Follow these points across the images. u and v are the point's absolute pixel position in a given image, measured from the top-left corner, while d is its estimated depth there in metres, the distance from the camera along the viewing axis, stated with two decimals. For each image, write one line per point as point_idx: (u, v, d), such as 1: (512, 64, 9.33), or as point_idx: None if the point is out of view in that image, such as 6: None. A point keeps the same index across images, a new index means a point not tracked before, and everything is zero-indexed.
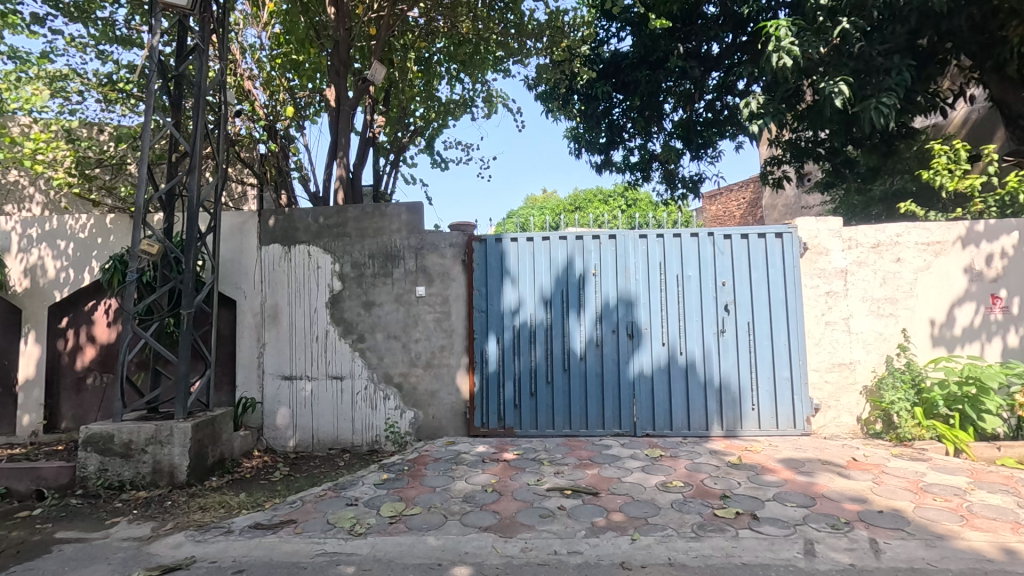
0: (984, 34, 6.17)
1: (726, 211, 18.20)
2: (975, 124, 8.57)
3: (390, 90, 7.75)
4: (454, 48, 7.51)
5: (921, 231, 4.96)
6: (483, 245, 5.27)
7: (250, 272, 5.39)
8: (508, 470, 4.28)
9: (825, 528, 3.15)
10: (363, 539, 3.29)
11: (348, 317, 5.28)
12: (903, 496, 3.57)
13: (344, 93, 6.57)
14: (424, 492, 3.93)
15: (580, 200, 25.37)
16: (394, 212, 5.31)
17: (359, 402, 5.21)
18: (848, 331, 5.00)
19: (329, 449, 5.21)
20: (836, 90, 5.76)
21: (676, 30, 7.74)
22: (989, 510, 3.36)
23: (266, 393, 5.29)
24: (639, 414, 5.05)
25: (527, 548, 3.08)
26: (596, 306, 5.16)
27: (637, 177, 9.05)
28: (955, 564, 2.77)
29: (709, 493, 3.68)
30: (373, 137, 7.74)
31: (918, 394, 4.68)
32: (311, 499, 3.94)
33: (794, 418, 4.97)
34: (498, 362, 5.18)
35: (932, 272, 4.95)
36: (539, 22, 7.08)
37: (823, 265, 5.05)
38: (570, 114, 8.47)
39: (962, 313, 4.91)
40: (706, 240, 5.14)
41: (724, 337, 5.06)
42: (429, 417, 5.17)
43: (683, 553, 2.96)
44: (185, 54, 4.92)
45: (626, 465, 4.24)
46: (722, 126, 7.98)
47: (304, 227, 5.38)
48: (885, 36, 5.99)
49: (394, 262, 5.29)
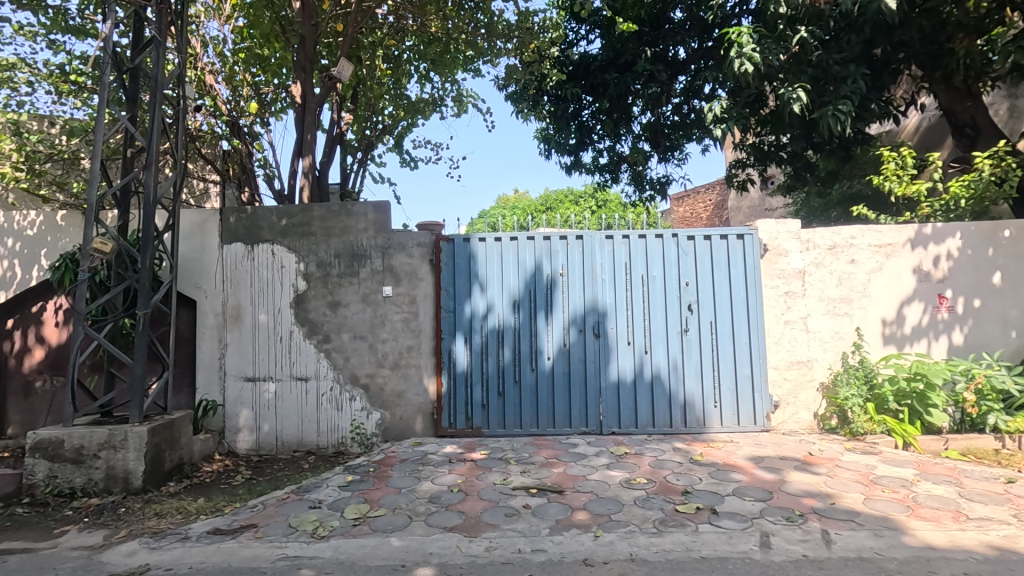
0: (933, 45, 6.48)
1: (693, 213, 18.56)
2: (926, 131, 8.98)
3: (358, 88, 7.75)
4: (424, 47, 7.50)
5: (873, 233, 5.17)
6: (451, 245, 5.26)
7: (210, 272, 5.25)
8: (474, 470, 4.28)
9: (780, 521, 3.26)
10: (326, 542, 3.25)
11: (313, 317, 5.20)
12: (854, 488, 3.72)
13: (310, 90, 6.46)
14: (390, 493, 3.90)
15: (551, 200, 25.46)
16: (360, 211, 5.25)
17: (325, 403, 5.13)
18: (805, 330, 5.17)
19: (293, 451, 5.12)
20: (794, 96, 5.95)
21: (644, 33, 7.86)
22: (933, 500, 3.53)
23: (228, 395, 5.16)
24: (605, 413, 5.11)
25: (491, 547, 3.09)
26: (564, 307, 5.20)
27: (606, 179, 9.15)
28: (901, 552, 2.89)
29: (672, 489, 3.76)
30: (340, 135, 7.62)
31: (870, 390, 4.88)
32: (273, 502, 3.87)
33: (755, 415, 5.11)
34: (466, 363, 5.18)
35: (884, 273, 5.15)
36: (508, 23, 7.12)
37: (782, 265, 5.21)
38: (540, 115, 8.48)
39: (911, 313, 5.13)
40: (671, 241, 5.24)
41: (688, 337, 5.16)
42: (396, 418, 5.13)
43: (644, 548, 3.01)
44: (141, 46, 4.78)
45: (592, 463, 4.29)
46: (689, 130, 8.10)
47: (268, 226, 5.27)
48: (842, 45, 6.24)
49: (361, 261, 5.23)
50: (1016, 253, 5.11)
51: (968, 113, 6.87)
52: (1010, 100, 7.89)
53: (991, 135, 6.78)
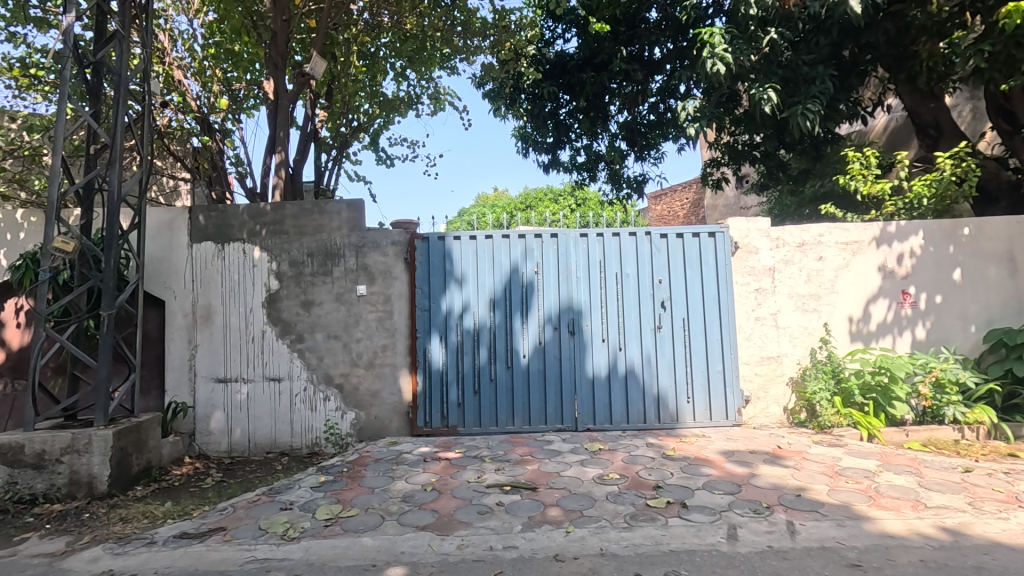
0: (898, 47, 6.61)
1: (671, 211, 18.77)
2: (893, 131, 9.24)
3: (332, 85, 7.59)
4: (400, 44, 7.45)
5: (840, 231, 5.30)
6: (426, 243, 5.23)
7: (179, 271, 5.14)
8: (449, 468, 4.27)
9: (747, 513, 3.32)
10: (296, 544, 3.22)
11: (286, 316, 5.13)
12: (820, 480, 3.81)
13: (282, 86, 6.36)
14: (363, 493, 3.88)
15: (531, 199, 25.50)
16: (334, 210, 5.19)
17: (298, 403, 5.07)
18: (775, 326, 5.27)
19: (266, 453, 5.05)
20: (765, 96, 6.06)
21: (619, 33, 7.94)
22: (894, 490, 3.64)
23: (199, 397, 5.07)
24: (580, 410, 5.15)
25: (463, 545, 3.10)
26: (539, 305, 5.22)
27: (584, 177, 9.20)
28: (861, 541, 2.98)
29: (643, 484, 3.81)
30: (314, 132, 7.52)
31: (837, 384, 5.03)
32: (242, 505, 3.81)
33: (726, 409, 5.19)
34: (441, 362, 5.16)
35: (851, 270, 5.28)
36: (484, 20, 7.11)
37: (752, 263, 5.31)
38: (517, 113, 8.46)
39: (876, 309, 5.27)
40: (644, 239, 5.30)
41: (661, 334, 5.23)
42: (371, 418, 5.10)
43: (614, 543, 3.04)
44: (105, 40, 4.64)
45: (566, 460, 4.32)
46: (665, 129, 8.18)
47: (239, 225, 5.19)
48: (811, 47, 6.39)
49: (334, 260, 5.17)
50: (975, 250, 5.29)
51: (931, 114, 7.07)
52: (971, 102, 8.17)
53: (953, 136, 6.99)
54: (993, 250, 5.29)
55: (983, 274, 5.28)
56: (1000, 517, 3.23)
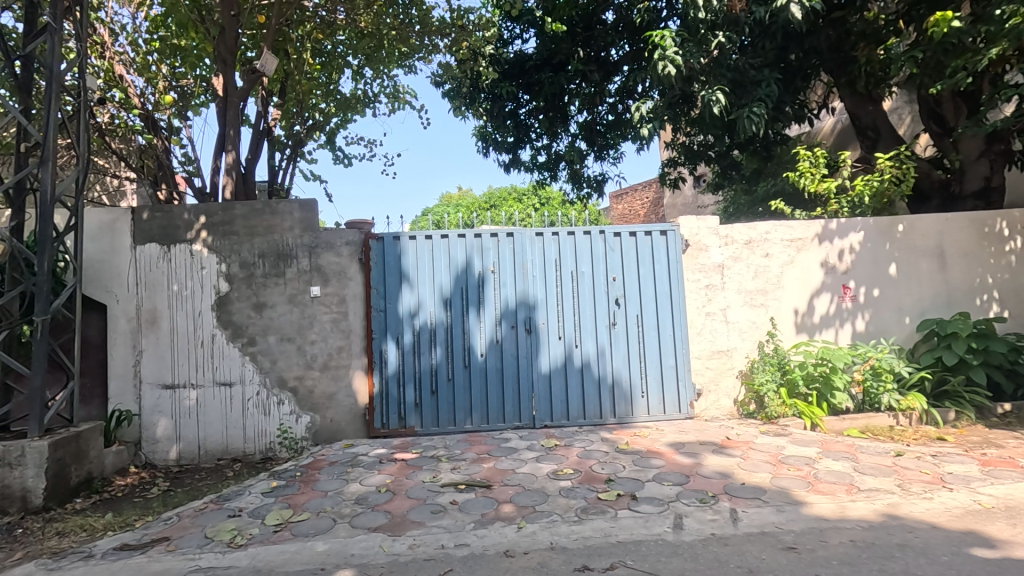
0: (839, 53, 6.89)
1: (631, 210, 19.08)
2: (838, 132, 9.67)
3: (285, 82, 7.44)
4: (357, 42, 7.36)
5: (786, 228, 5.50)
6: (380, 243, 5.18)
7: (122, 274, 4.94)
8: (405, 469, 4.26)
9: (693, 503, 3.43)
10: (243, 551, 3.16)
11: (237, 319, 5.01)
12: (763, 468, 3.96)
13: (232, 83, 6.18)
14: (316, 497, 3.83)
15: (495, 198, 25.53)
16: (286, 210, 5.09)
17: (251, 408, 4.96)
18: (725, 321, 5.43)
19: (217, 460, 4.92)
20: (714, 98, 6.23)
21: (576, 33, 8.03)
22: (831, 475, 3.82)
23: (145, 404, 4.90)
24: (538, 407, 5.20)
25: (415, 545, 3.10)
26: (495, 303, 5.25)
27: (545, 176, 9.28)
28: (798, 525, 3.12)
29: (596, 478, 3.88)
30: (267, 130, 7.32)
31: (783, 375, 5.24)
32: (188, 513, 3.71)
33: (679, 402, 5.34)
34: (398, 362, 5.12)
35: (796, 266, 5.50)
36: (441, 20, 7.02)
37: (703, 260, 5.46)
38: (477, 113, 8.51)
39: (820, 303, 5.50)
40: (598, 238, 5.39)
41: (616, 330, 5.33)
42: (327, 421, 5.03)
43: (565, 536, 3.10)
44: (35, 32, 4.41)
45: (521, 457, 4.36)
46: (624, 129, 8.32)
47: (186, 225, 5.04)
48: (758, 51, 6.62)
49: (287, 261, 5.07)
50: (909, 246, 5.58)
51: (870, 117, 7.39)
52: (909, 106, 8.58)
53: (889, 138, 7.28)
54: (925, 245, 5.59)
55: (916, 268, 5.58)
56: (925, 497, 3.44)
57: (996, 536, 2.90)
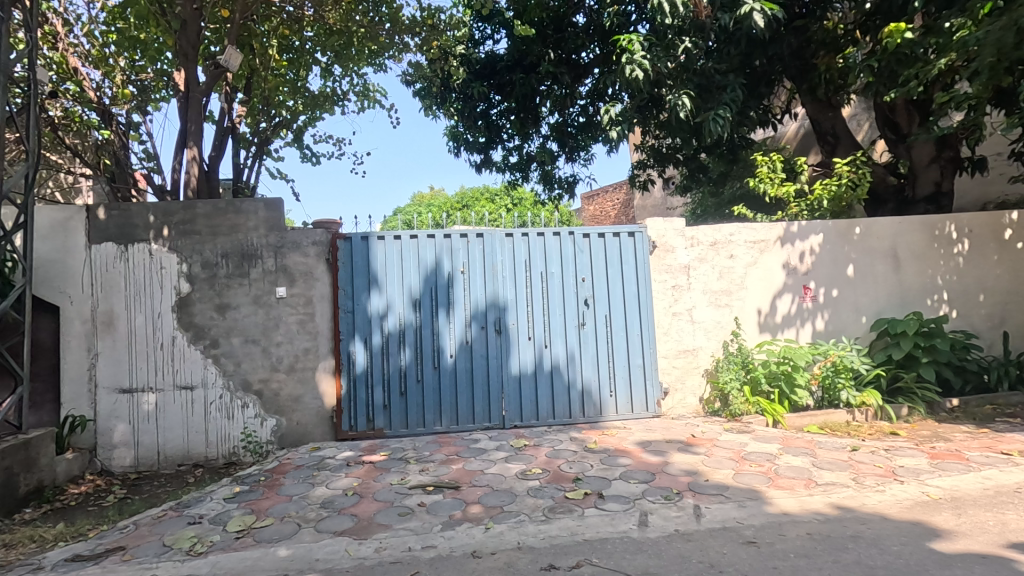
0: (801, 60, 7.09)
1: (603, 211, 19.24)
2: (801, 136, 9.98)
3: (251, 78, 7.27)
4: (325, 38, 7.23)
5: (749, 230, 5.64)
6: (348, 243, 5.11)
7: (76, 274, 4.76)
8: (373, 472, 4.21)
9: (659, 500, 3.49)
10: (203, 558, 3.09)
11: (198, 321, 4.87)
12: (727, 465, 4.05)
13: (194, 79, 6.00)
14: (280, 501, 3.76)
15: (467, 198, 25.44)
16: (250, 209, 4.98)
17: (213, 411, 4.84)
18: (691, 320, 5.54)
19: (178, 465, 4.79)
20: (680, 102, 6.36)
21: (547, 35, 8.07)
22: (791, 470, 3.93)
23: (101, 409, 4.73)
24: (507, 408, 5.21)
25: (381, 548, 3.08)
26: (465, 304, 5.24)
27: (517, 177, 9.30)
28: (758, 519, 3.21)
29: (564, 478, 3.91)
30: (232, 126, 7.12)
31: (746, 373, 5.37)
32: (146, 522, 3.60)
33: (647, 401, 5.42)
34: (366, 364, 5.06)
35: (758, 267, 5.64)
36: (412, 18, 7.03)
37: (669, 261, 5.55)
38: (448, 112, 8.46)
39: (782, 303, 5.66)
40: (568, 239, 5.43)
41: (585, 331, 5.38)
42: (293, 424, 4.94)
43: (532, 536, 3.12)
44: None
45: (491, 457, 4.37)
46: (594, 131, 8.40)
47: (144, 224, 4.87)
48: (723, 57, 6.77)
49: (251, 261, 4.96)
50: (866, 248, 5.78)
51: (830, 123, 7.60)
52: (867, 113, 8.90)
53: (848, 143, 7.50)
54: (880, 247, 5.81)
55: (872, 269, 5.79)
56: (878, 490, 3.58)
57: (943, 527, 3.03)
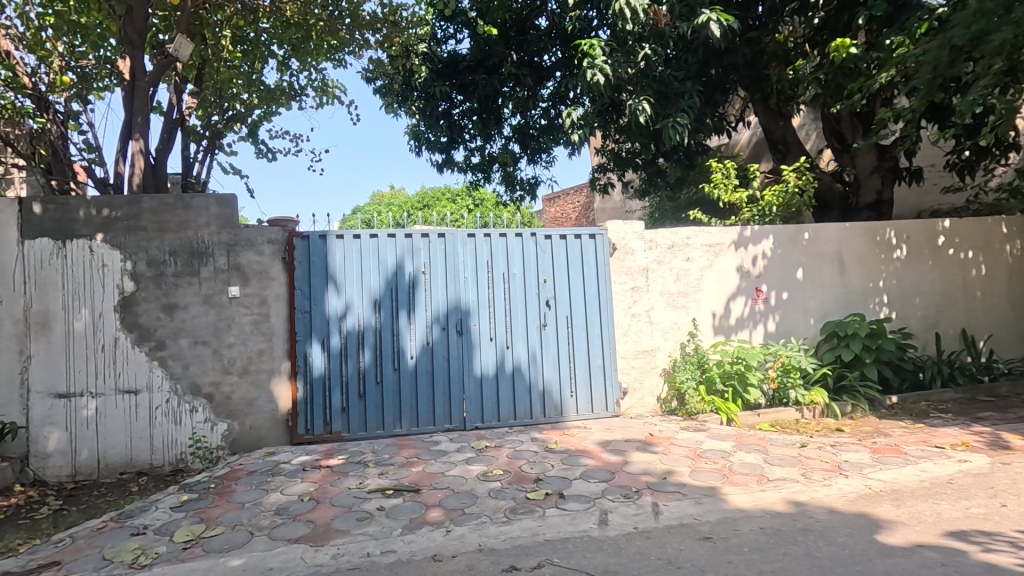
0: (754, 70, 7.32)
1: (563, 213, 19.43)
2: (754, 144, 10.35)
3: (202, 69, 6.89)
4: (282, 30, 7.02)
5: (705, 234, 5.80)
6: (306, 242, 4.97)
7: (7, 271, 4.45)
8: (330, 476, 4.11)
9: (618, 498, 3.54)
10: (147, 572, 2.94)
11: (143, 321, 4.64)
12: (684, 462, 4.15)
13: (140, 68, 5.70)
14: (232, 509, 3.62)
15: (427, 198, 25.21)
16: (201, 204, 4.78)
17: (159, 417, 4.61)
18: (649, 321, 5.65)
19: (120, 474, 4.54)
20: (639, 107, 6.49)
21: (510, 37, 8.07)
22: (744, 467, 4.06)
23: (34, 416, 4.43)
24: (468, 409, 5.18)
25: (338, 554, 3.00)
26: (426, 306, 5.18)
27: (478, 178, 9.27)
28: (713, 515, 3.30)
29: (525, 478, 3.92)
30: (182, 119, 6.81)
31: (702, 373, 5.51)
32: (83, 534, 3.39)
33: (606, 401, 5.49)
34: (324, 366, 4.94)
35: (713, 270, 5.80)
36: (373, 14, 6.90)
37: (629, 263, 5.64)
38: (409, 110, 8.45)
39: (735, 306, 5.85)
40: (530, 240, 5.44)
41: (546, 332, 5.41)
42: (245, 428, 4.77)
43: (493, 538, 3.10)
44: None
45: (452, 459, 4.33)
46: (556, 133, 8.46)
47: (84, 218, 4.60)
48: (681, 64, 6.94)
49: (202, 259, 4.76)
50: (813, 252, 6.04)
51: (781, 131, 7.88)
52: (815, 123, 9.31)
53: (797, 151, 7.80)
54: (826, 252, 6.08)
55: (819, 273, 6.05)
56: (825, 484, 3.74)
57: (884, 518, 3.19)
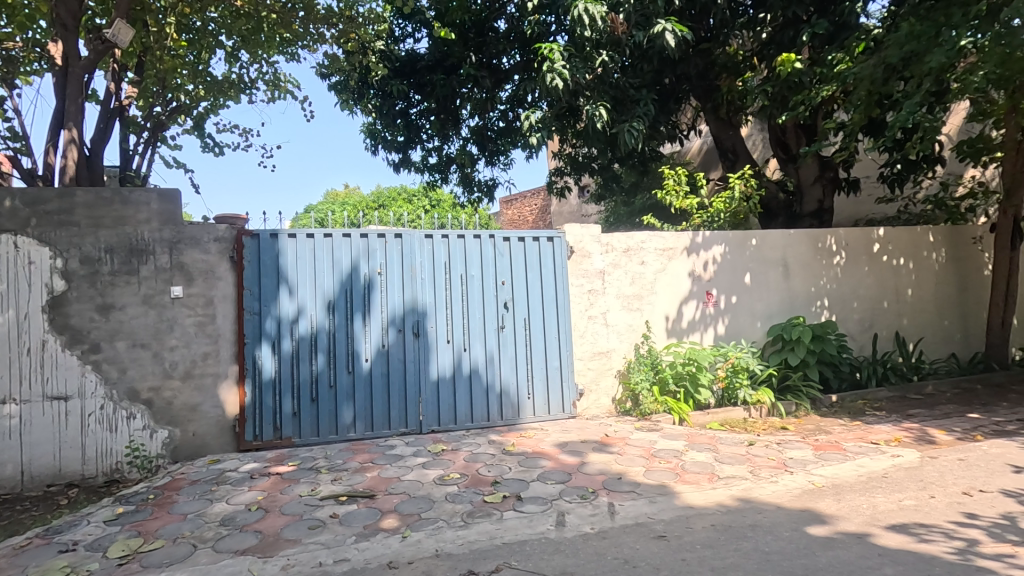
0: (705, 81, 7.56)
1: (521, 216, 19.53)
2: (704, 152, 10.70)
3: (143, 56, 6.54)
4: (231, 21, 6.75)
5: (659, 238, 5.93)
6: (256, 241, 4.78)
7: None
8: (279, 483, 3.96)
9: (575, 499, 3.56)
10: None
11: (75, 323, 4.34)
12: (638, 462, 4.23)
13: (74, 52, 5.36)
14: (173, 521, 3.43)
15: (383, 198, 24.82)
16: (141, 200, 4.52)
17: (92, 425, 4.33)
18: (605, 323, 5.73)
19: (47, 486, 4.23)
20: (596, 113, 6.58)
21: (468, 37, 8.04)
22: (695, 465, 4.18)
23: None
24: (425, 412, 5.11)
25: (289, 565, 2.90)
26: (382, 307, 5.08)
27: (436, 178, 9.19)
28: (667, 514, 3.37)
29: (483, 481, 3.90)
30: (121, 108, 6.44)
31: (655, 374, 5.64)
32: (4, 553, 3.14)
33: (563, 403, 5.53)
34: (274, 370, 4.76)
35: (667, 273, 5.95)
36: (329, 8, 6.72)
37: (586, 266, 5.71)
38: (365, 109, 8.26)
39: (687, 309, 6.01)
40: (488, 242, 5.42)
41: (504, 334, 5.40)
42: (188, 435, 4.54)
43: (450, 543, 3.07)
44: None
45: (407, 463, 4.25)
46: (514, 136, 8.47)
47: (9, 211, 4.27)
48: (637, 72, 7.10)
49: (142, 258, 4.50)
50: (760, 257, 6.28)
51: (730, 140, 8.15)
52: (761, 134, 9.72)
53: (745, 160, 8.08)
54: (772, 257, 6.33)
55: (766, 277, 6.30)
56: (771, 481, 3.88)
57: (827, 512, 3.34)
